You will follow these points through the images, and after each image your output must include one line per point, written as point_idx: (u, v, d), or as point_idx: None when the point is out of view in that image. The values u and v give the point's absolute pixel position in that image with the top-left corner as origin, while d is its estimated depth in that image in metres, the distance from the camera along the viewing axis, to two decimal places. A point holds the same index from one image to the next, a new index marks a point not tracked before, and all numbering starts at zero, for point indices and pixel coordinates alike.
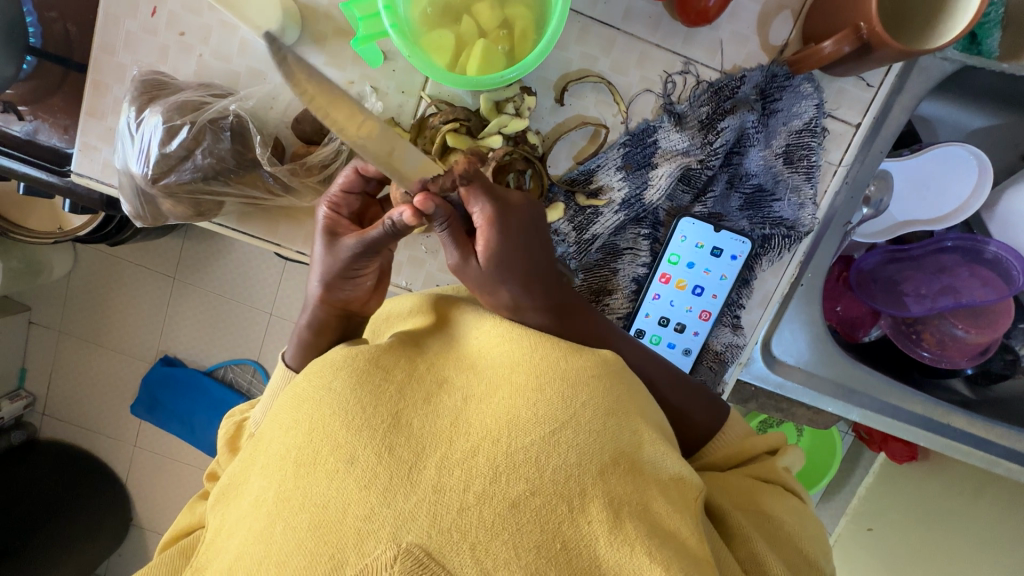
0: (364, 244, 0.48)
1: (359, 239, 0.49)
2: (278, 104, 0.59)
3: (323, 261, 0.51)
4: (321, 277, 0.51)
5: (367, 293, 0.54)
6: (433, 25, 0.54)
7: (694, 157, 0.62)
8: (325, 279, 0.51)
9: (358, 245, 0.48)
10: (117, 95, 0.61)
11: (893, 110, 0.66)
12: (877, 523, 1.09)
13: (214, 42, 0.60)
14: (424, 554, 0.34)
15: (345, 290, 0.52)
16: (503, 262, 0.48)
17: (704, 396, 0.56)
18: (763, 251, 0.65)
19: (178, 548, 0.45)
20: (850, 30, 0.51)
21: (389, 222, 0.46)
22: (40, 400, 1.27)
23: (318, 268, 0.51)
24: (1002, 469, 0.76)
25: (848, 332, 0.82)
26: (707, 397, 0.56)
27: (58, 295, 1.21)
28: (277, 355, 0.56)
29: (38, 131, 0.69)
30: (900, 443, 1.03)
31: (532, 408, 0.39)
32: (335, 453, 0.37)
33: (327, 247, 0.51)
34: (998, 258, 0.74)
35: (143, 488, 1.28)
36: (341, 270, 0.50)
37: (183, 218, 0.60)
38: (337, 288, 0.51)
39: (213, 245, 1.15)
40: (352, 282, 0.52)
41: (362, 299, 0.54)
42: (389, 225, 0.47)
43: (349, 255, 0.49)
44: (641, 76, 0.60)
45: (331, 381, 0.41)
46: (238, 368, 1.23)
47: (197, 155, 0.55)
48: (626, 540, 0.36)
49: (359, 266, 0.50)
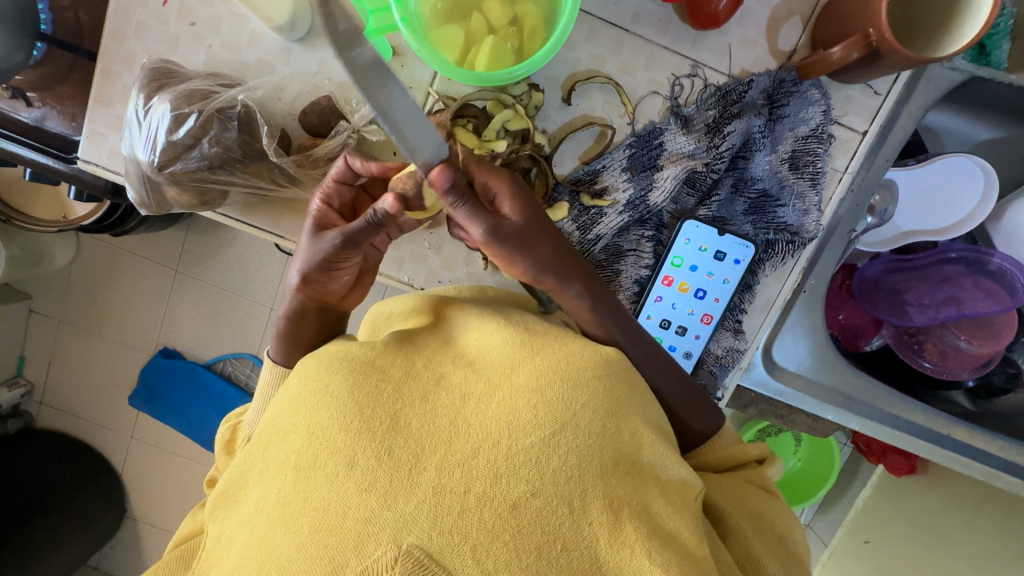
0: (345, 237, 0.49)
1: (340, 232, 0.49)
2: (287, 96, 0.60)
3: (307, 251, 0.52)
4: (304, 265, 0.52)
5: (347, 287, 0.56)
6: (442, 21, 0.54)
7: (699, 160, 0.62)
8: (304, 270, 0.52)
9: (340, 238, 0.49)
10: (127, 82, 0.61)
11: (900, 119, 0.66)
12: (873, 537, 1.07)
13: (224, 33, 0.60)
14: (425, 556, 0.34)
15: (323, 282, 0.53)
16: (533, 219, 0.49)
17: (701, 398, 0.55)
18: (766, 256, 0.64)
19: (178, 552, 0.45)
20: (860, 36, 0.51)
21: (372, 212, 0.48)
22: (38, 389, 1.26)
23: (300, 259, 0.52)
24: (1003, 483, 0.75)
25: (850, 340, 0.82)
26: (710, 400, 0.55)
27: (60, 284, 1.21)
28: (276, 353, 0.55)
29: (47, 118, 0.70)
30: (900, 455, 1.04)
31: (533, 410, 0.39)
32: (335, 457, 0.37)
33: (312, 239, 0.51)
34: (1001, 269, 0.74)
35: (138, 481, 1.28)
36: (322, 261, 0.51)
37: (188, 207, 0.60)
38: (313, 280, 0.52)
39: (218, 238, 1.16)
40: (333, 274, 0.52)
41: (339, 292, 0.55)
42: (371, 215, 0.48)
43: (331, 247, 0.50)
44: (649, 78, 0.61)
45: (329, 384, 0.41)
46: (236, 362, 1.23)
47: (203, 144, 0.56)
48: (626, 542, 0.36)
49: (341, 258, 0.51)
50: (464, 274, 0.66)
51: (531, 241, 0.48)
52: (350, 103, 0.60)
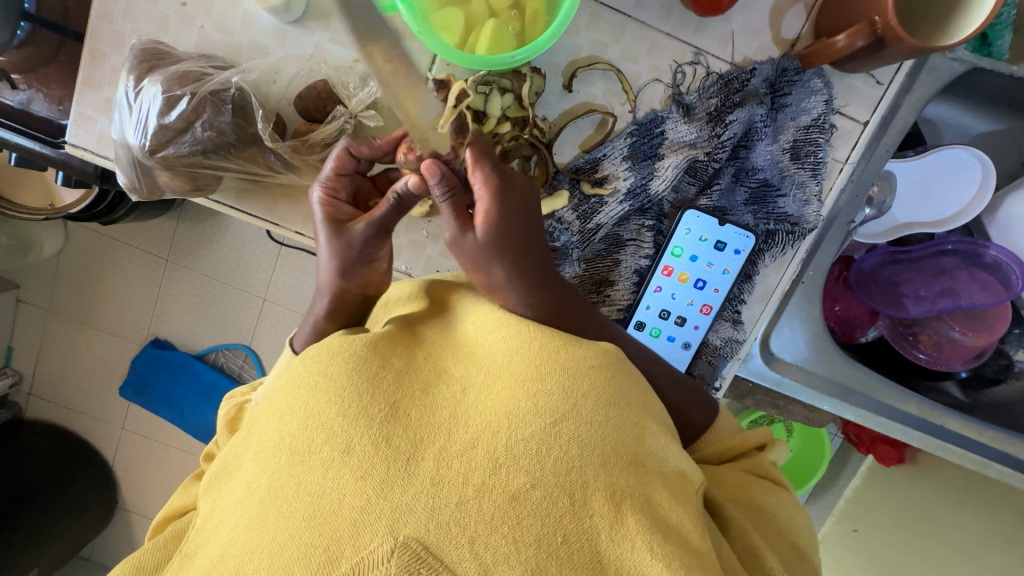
0: (375, 224, 0.50)
1: (369, 220, 0.50)
2: (282, 79, 0.59)
3: (335, 246, 0.51)
4: (337, 264, 0.51)
5: (382, 276, 0.54)
6: (442, 4, 0.53)
7: (701, 149, 0.61)
8: (338, 264, 0.51)
9: (371, 227, 0.50)
10: (115, 64, 0.59)
11: (901, 108, 0.66)
12: (862, 526, 1.09)
13: (216, 13, 0.58)
14: (422, 548, 0.33)
15: (364, 274, 0.52)
16: (498, 239, 0.48)
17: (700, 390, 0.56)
18: (766, 246, 0.64)
19: (171, 532, 0.44)
20: (865, 24, 0.51)
21: (395, 194, 0.49)
22: (26, 379, 1.24)
23: (327, 256, 0.51)
24: (993, 472, 0.76)
25: (846, 332, 0.82)
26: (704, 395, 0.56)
27: (47, 273, 1.19)
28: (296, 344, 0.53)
29: (32, 101, 0.68)
30: (889, 446, 1.04)
31: (533, 400, 0.38)
32: (330, 442, 0.36)
33: (339, 233, 0.51)
34: (997, 262, 0.75)
35: (128, 472, 1.27)
36: (360, 254, 0.51)
37: (181, 193, 0.59)
38: (353, 273, 0.51)
39: (208, 227, 1.14)
40: (370, 265, 0.52)
41: (380, 282, 0.54)
42: (395, 197, 0.49)
43: (365, 237, 0.51)
44: (651, 65, 0.60)
45: (327, 367, 0.40)
46: (229, 353, 1.22)
47: (195, 128, 0.55)
48: (627, 535, 0.36)
49: (374, 250, 0.51)
50: None
51: (496, 259, 0.48)
52: (348, 87, 0.58)
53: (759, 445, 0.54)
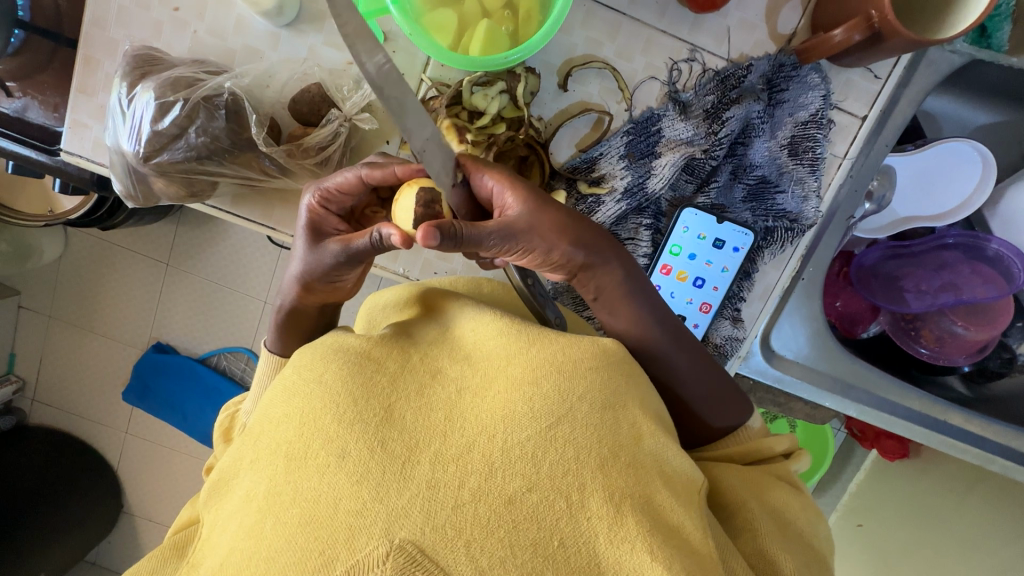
0: (346, 252, 0.46)
1: (341, 249, 0.46)
2: (275, 83, 0.59)
3: (305, 260, 0.49)
4: (306, 276, 0.50)
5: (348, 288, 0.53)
6: (435, 5, 0.53)
7: (698, 147, 0.61)
8: (305, 278, 0.50)
9: (340, 255, 0.46)
10: (109, 70, 0.59)
11: (899, 102, 0.65)
12: (867, 521, 1.10)
13: (209, 18, 0.58)
14: (417, 551, 0.33)
15: (328, 288, 0.51)
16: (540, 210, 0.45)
17: (729, 387, 0.54)
18: (765, 243, 0.63)
19: (172, 540, 0.43)
20: (862, 18, 0.50)
21: (376, 235, 0.43)
22: (30, 385, 1.25)
23: (297, 264, 0.50)
24: (997, 467, 0.75)
25: (847, 328, 0.81)
26: (734, 393, 0.53)
27: (47, 278, 1.19)
28: (269, 344, 0.55)
29: (27, 108, 0.67)
30: (892, 440, 1.02)
31: (529, 403, 0.38)
32: (326, 447, 0.36)
33: (310, 248, 0.49)
34: (1000, 255, 0.74)
35: (133, 476, 1.27)
36: (325, 273, 0.49)
37: (176, 199, 0.59)
38: (319, 286, 0.51)
39: (208, 231, 1.14)
40: (335, 281, 0.50)
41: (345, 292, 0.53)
42: (377, 237, 0.44)
43: (332, 261, 0.47)
44: (647, 63, 0.59)
45: (322, 373, 0.40)
46: (230, 357, 1.22)
47: (190, 133, 0.54)
48: (626, 538, 0.35)
49: (340, 272, 0.49)
50: (461, 266, 0.65)
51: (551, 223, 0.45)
52: (342, 90, 0.59)
53: (785, 450, 0.52)
